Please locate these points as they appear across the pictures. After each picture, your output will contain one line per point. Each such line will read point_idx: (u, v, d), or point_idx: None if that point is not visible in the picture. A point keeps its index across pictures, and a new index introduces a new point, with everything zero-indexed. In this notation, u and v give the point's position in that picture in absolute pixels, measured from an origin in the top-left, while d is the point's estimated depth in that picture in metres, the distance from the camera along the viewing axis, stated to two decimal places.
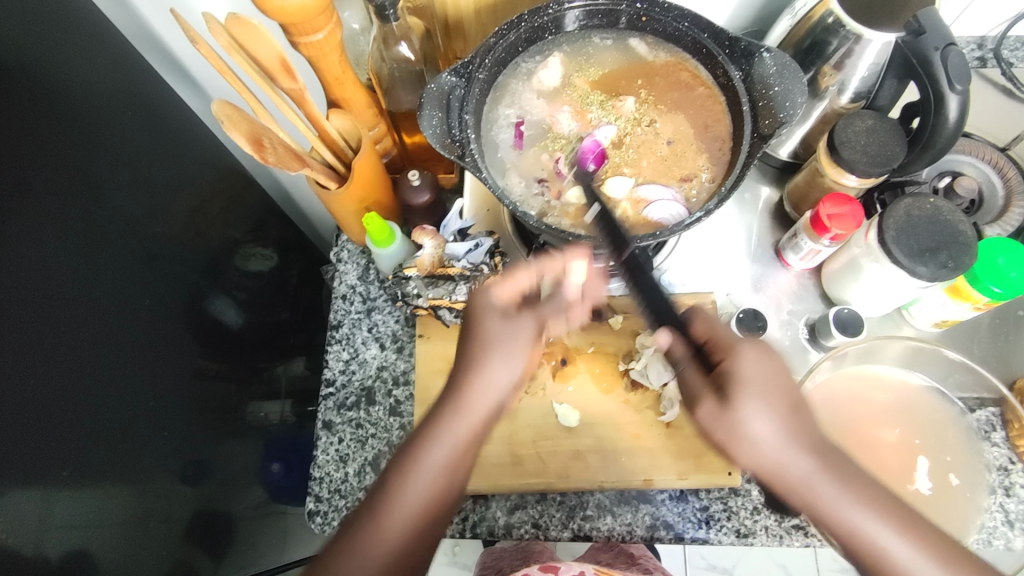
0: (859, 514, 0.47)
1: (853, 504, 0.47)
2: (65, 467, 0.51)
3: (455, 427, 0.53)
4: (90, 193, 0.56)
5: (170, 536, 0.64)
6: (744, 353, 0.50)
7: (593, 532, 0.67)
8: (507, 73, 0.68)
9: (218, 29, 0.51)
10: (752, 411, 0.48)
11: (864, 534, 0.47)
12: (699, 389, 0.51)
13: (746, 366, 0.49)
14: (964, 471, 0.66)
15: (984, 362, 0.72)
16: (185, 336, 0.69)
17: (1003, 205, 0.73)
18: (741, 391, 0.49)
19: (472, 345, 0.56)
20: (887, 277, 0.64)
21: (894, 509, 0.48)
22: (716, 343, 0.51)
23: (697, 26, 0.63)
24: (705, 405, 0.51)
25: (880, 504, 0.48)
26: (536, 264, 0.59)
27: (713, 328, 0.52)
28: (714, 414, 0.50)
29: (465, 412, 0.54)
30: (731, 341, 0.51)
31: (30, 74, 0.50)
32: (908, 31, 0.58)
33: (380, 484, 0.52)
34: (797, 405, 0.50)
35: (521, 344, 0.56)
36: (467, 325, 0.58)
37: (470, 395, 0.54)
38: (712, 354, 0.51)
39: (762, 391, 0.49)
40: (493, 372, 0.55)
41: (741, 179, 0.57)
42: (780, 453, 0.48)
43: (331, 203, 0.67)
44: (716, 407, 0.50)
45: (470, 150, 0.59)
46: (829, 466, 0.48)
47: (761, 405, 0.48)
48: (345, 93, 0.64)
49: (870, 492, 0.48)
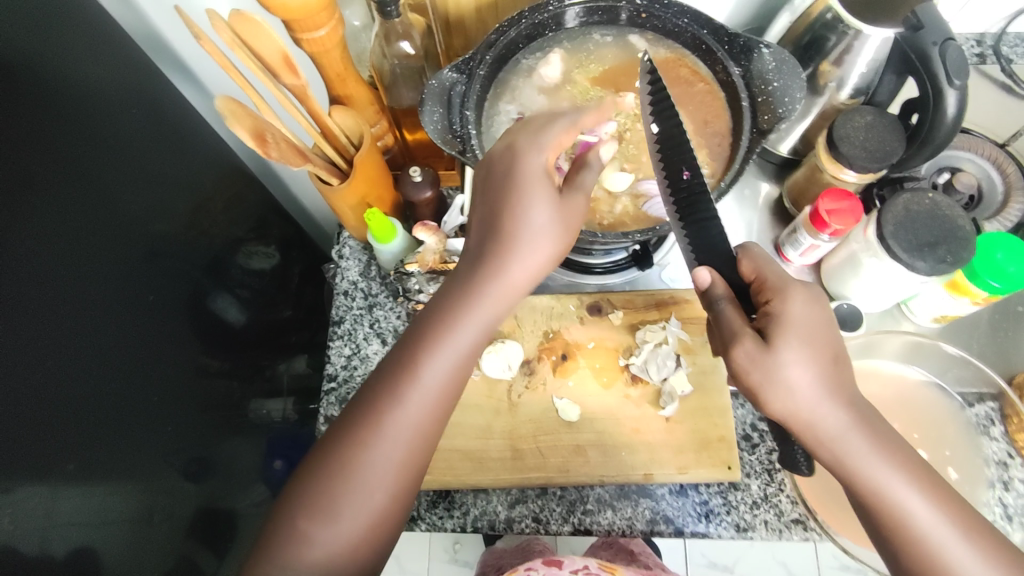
0: (889, 475, 0.44)
1: (885, 466, 0.44)
2: (71, 461, 0.51)
3: (480, 304, 0.50)
4: (94, 189, 0.56)
5: (173, 532, 0.65)
6: (793, 295, 0.48)
7: (594, 526, 0.67)
8: (508, 70, 0.68)
9: (222, 25, 0.51)
10: (795, 353, 0.46)
11: (893, 499, 0.44)
12: (738, 327, 0.48)
13: (796, 308, 0.48)
14: (963, 466, 0.66)
15: (983, 357, 0.72)
16: (187, 333, 0.69)
17: (1002, 201, 0.73)
18: (783, 333, 0.47)
19: (504, 217, 0.51)
20: (886, 272, 0.64)
21: (928, 477, 0.45)
22: (766, 284, 0.50)
23: (697, 22, 0.63)
24: (744, 344, 0.47)
25: (913, 468, 0.45)
26: (576, 115, 0.53)
27: (766, 268, 0.51)
28: (756, 352, 0.46)
29: (491, 287, 0.50)
30: (781, 282, 0.49)
31: (35, 73, 0.51)
32: (907, 26, 0.58)
33: (392, 365, 0.49)
34: (839, 358, 0.47)
35: (558, 224, 0.52)
36: (504, 182, 0.51)
37: (498, 274, 0.51)
38: (762, 294, 0.50)
39: (808, 335, 0.47)
40: (516, 263, 0.51)
41: (740, 174, 0.58)
42: (815, 404, 0.45)
43: (332, 199, 0.67)
44: (758, 345, 0.46)
45: (470, 146, 0.60)
46: (864, 425, 0.45)
47: (804, 349, 0.46)
48: (347, 89, 0.65)
49: (905, 453, 0.45)
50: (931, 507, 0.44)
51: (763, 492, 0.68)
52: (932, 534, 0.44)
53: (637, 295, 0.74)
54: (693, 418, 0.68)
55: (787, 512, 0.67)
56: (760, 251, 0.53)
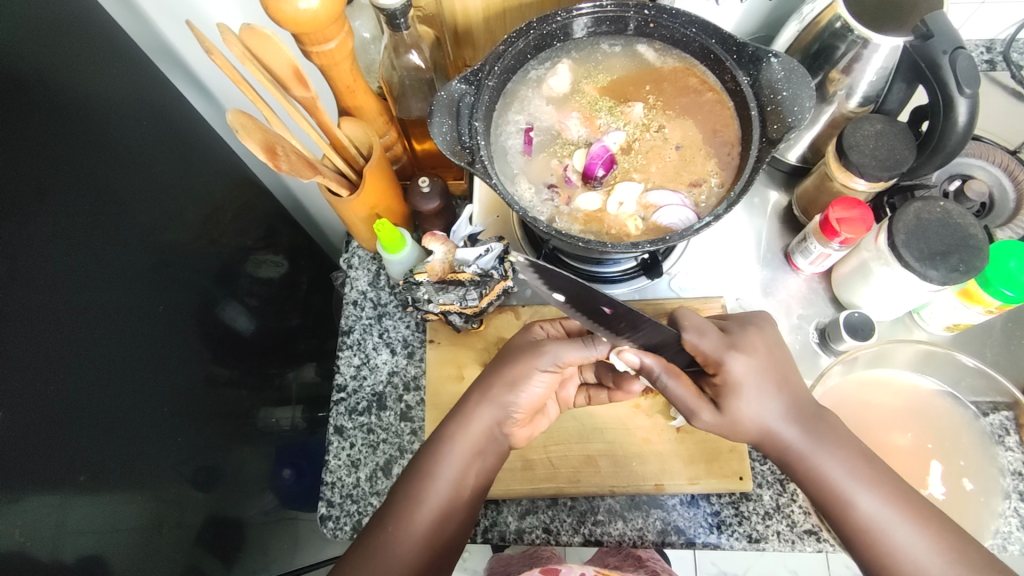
0: (848, 468, 0.52)
1: (833, 457, 0.52)
2: (83, 471, 0.51)
3: (473, 415, 0.59)
4: (103, 199, 0.57)
5: (183, 542, 0.65)
6: (732, 355, 0.55)
7: (604, 537, 0.67)
8: (517, 81, 0.68)
9: (233, 40, 0.52)
10: (747, 411, 0.53)
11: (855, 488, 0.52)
12: (691, 400, 0.55)
13: (740, 365, 0.54)
14: (978, 476, 0.65)
15: (997, 366, 0.72)
16: (196, 343, 0.70)
17: (1015, 208, 0.72)
18: (733, 398, 0.54)
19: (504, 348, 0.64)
20: (897, 281, 0.63)
21: (866, 466, 0.52)
22: (706, 357, 0.56)
23: (705, 32, 0.64)
24: (703, 417, 0.55)
25: (852, 459, 0.52)
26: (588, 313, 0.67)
27: (701, 338, 0.56)
28: (715, 419, 0.55)
29: (482, 391, 0.61)
30: (719, 352, 0.55)
31: (47, 87, 0.51)
32: (916, 35, 0.58)
33: (421, 470, 0.57)
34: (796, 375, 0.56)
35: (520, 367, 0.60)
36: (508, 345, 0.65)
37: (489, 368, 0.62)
38: (709, 367, 0.56)
39: (764, 374, 0.55)
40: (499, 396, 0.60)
41: (750, 183, 0.56)
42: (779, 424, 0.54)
43: (342, 210, 0.68)
44: (717, 413, 0.55)
45: (479, 156, 0.58)
46: (805, 426, 0.54)
47: (757, 401, 0.54)
48: (357, 101, 0.65)
49: (846, 446, 0.53)
50: (890, 496, 0.51)
51: (775, 503, 0.67)
52: (887, 522, 0.50)
53: (645, 303, 0.74)
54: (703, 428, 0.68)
55: (799, 523, 0.66)
56: (693, 321, 0.57)
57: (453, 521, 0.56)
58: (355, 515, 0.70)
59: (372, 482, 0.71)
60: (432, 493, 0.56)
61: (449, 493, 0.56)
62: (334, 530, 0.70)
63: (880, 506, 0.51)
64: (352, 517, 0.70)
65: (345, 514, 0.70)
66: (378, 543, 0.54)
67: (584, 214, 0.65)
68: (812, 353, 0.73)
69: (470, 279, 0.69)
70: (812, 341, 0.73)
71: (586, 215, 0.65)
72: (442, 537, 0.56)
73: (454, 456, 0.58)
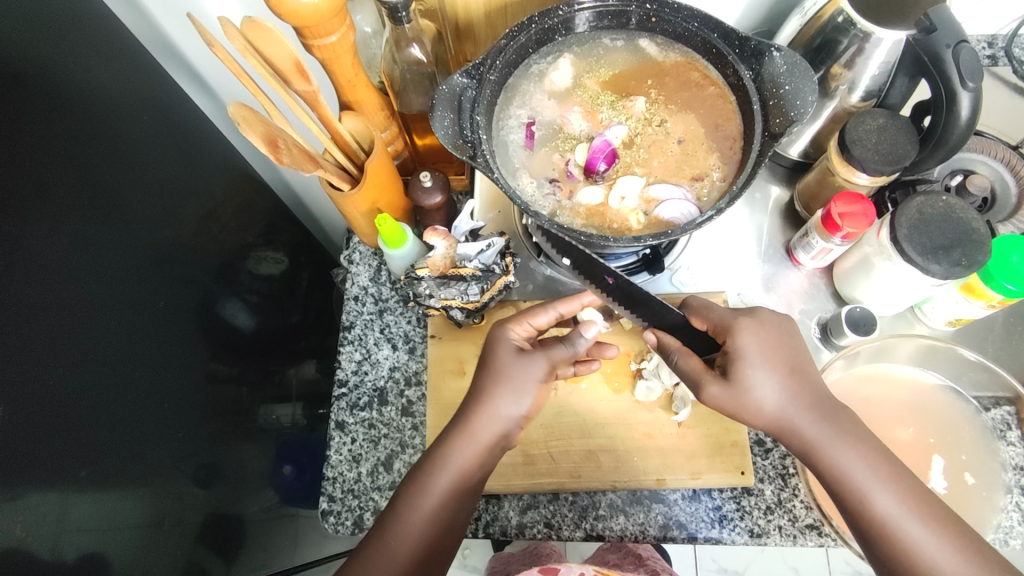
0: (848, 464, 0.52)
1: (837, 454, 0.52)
2: (83, 467, 0.51)
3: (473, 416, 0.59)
4: (102, 194, 0.56)
5: (183, 538, 0.64)
6: (740, 329, 0.56)
7: (606, 532, 0.67)
8: (519, 75, 0.68)
9: (234, 33, 0.51)
10: (754, 383, 0.55)
11: (854, 480, 0.52)
12: (702, 374, 0.57)
13: (747, 340, 0.56)
14: (979, 470, 0.65)
15: (998, 362, 0.72)
16: (197, 339, 0.69)
17: (1016, 203, 0.72)
18: (740, 367, 0.55)
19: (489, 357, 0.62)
20: (899, 275, 0.64)
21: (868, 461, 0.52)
22: (716, 327, 0.58)
23: (707, 26, 0.64)
24: (711, 388, 0.56)
25: (876, 457, 0.52)
26: (553, 305, 0.66)
27: (709, 313, 0.60)
28: (722, 391, 0.56)
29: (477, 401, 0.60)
30: (730, 321, 0.57)
31: (47, 80, 0.51)
32: (919, 29, 0.58)
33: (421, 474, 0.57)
34: (795, 367, 0.56)
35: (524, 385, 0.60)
36: (487, 354, 0.63)
37: (489, 383, 0.61)
38: (717, 336, 0.58)
39: (764, 359, 0.55)
40: (502, 404, 0.60)
41: (752, 177, 0.56)
42: (781, 411, 0.55)
43: (343, 204, 0.68)
44: (725, 385, 0.56)
45: (481, 151, 0.58)
46: (829, 419, 0.54)
47: (762, 371, 0.55)
48: (357, 95, 0.64)
49: (870, 439, 0.53)
50: (888, 490, 0.51)
51: (777, 498, 0.67)
52: (890, 516, 0.51)
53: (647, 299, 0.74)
54: (706, 423, 0.68)
55: (801, 517, 0.66)
56: (700, 302, 0.62)
57: (454, 509, 0.57)
58: (356, 510, 0.70)
59: (373, 477, 0.71)
60: (439, 484, 0.57)
61: (455, 483, 0.57)
62: (335, 525, 0.70)
63: (885, 502, 0.51)
64: (353, 512, 0.70)
65: (346, 510, 0.70)
66: (386, 548, 0.55)
67: (584, 211, 0.65)
68: (814, 349, 0.73)
69: (472, 274, 0.69)
70: (813, 337, 0.73)
71: (586, 210, 0.65)
72: (443, 536, 0.56)
73: (459, 448, 0.58)
